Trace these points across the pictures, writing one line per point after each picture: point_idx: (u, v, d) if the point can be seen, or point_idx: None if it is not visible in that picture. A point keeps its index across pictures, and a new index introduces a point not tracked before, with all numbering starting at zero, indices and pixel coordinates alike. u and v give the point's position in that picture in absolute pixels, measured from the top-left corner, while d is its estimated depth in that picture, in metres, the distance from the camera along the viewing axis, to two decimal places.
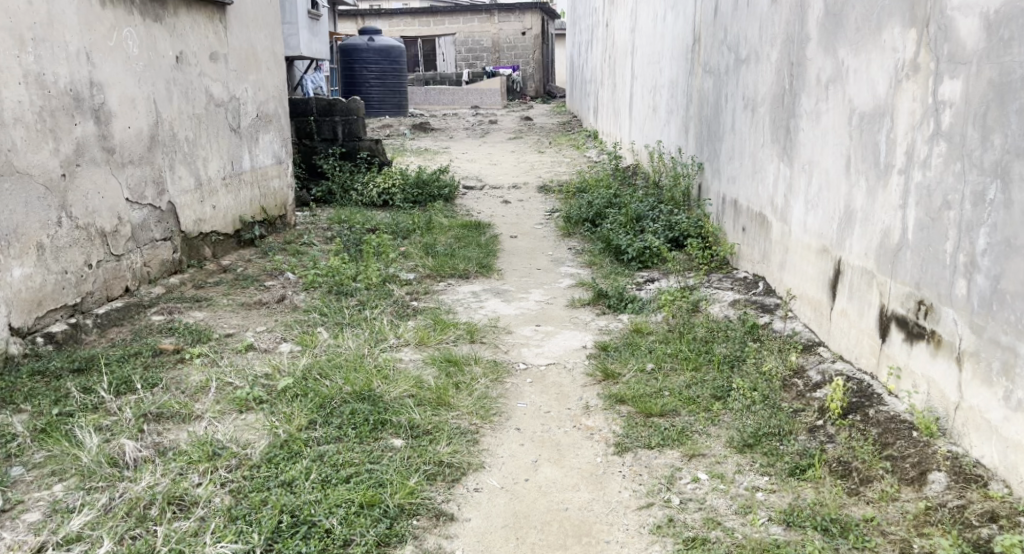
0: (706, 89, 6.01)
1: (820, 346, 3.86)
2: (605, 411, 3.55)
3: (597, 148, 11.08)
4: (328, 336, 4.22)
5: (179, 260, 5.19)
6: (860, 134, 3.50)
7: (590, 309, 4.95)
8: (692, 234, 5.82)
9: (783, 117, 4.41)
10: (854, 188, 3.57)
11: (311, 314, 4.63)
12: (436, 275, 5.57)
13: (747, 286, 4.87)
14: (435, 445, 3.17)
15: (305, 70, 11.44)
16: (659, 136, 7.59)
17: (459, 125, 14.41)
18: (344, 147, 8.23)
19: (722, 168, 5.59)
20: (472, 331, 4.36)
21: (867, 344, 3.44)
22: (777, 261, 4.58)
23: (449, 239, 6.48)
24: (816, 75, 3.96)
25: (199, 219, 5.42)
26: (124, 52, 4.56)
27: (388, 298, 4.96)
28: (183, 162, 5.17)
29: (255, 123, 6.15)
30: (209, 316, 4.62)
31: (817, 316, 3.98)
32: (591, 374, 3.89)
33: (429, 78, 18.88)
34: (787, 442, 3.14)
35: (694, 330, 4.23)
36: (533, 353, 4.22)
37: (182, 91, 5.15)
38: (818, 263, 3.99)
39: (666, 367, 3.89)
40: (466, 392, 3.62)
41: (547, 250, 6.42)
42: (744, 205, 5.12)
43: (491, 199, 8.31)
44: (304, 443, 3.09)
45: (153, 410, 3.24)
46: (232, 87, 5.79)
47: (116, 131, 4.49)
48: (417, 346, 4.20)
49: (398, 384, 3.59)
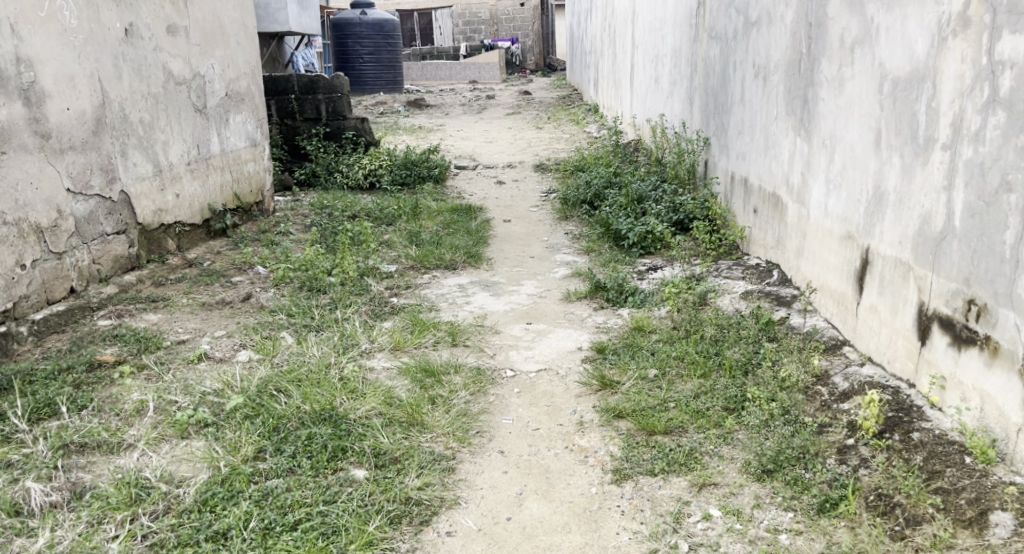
0: (712, 57, 5.50)
1: (846, 347, 3.40)
2: (601, 427, 3.10)
3: (597, 123, 10.56)
4: (293, 342, 3.78)
5: (137, 255, 4.74)
6: (893, 104, 3.01)
7: (586, 303, 4.49)
8: (698, 216, 5.35)
9: (801, 85, 3.92)
10: (885, 165, 3.09)
11: (277, 315, 4.17)
12: (419, 267, 5.11)
13: (760, 275, 4.39)
14: (404, 478, 2.71)
15: (295, 47, 10.95)
16: (662, 110, 7.10)
17: (455, 100, 13.89)
18: (328, 127, 7.72)
19: (731, 145, 5.10)
20: (455, 333, 3.90)
21: (902, 347, 2.97)
22: (794, 247, 4.11)
23: (437, 225, 6.01)
24: (840, 36, 3.46)
25: (161, 209, 4.96)
26: (59, 24, 4.08)
27: (365, 296, 4.50)
28: (138, 147, 4.70)
29: (224, 103, 5.66)
30: (163, 319, 4.17)
31: (841, 311, 3.52)
32: (587, 382, 3.43)
33: (425, 53, 18.46)
34: (814, 468, 2.66)
35: (702, 329, 3.77)
36: (522, 358, 3.76)
37: (133, 67, 4.67)
38: (842, 251, 3.53)
39: (671, 374, 3.43)
40: (442, 408, 3.16)
41: (542, 235, 5.96)
42: (756, 184, 4.65)
43: (484, 179, 7.85)
44: (249, 478, 2.65)
45: (77, 439, 2.82)
46: (196, 63, 5.30)
47: (51, 113, 4.04)
48: (391, 352, 3.74)
49: (366, 399, 3.15)
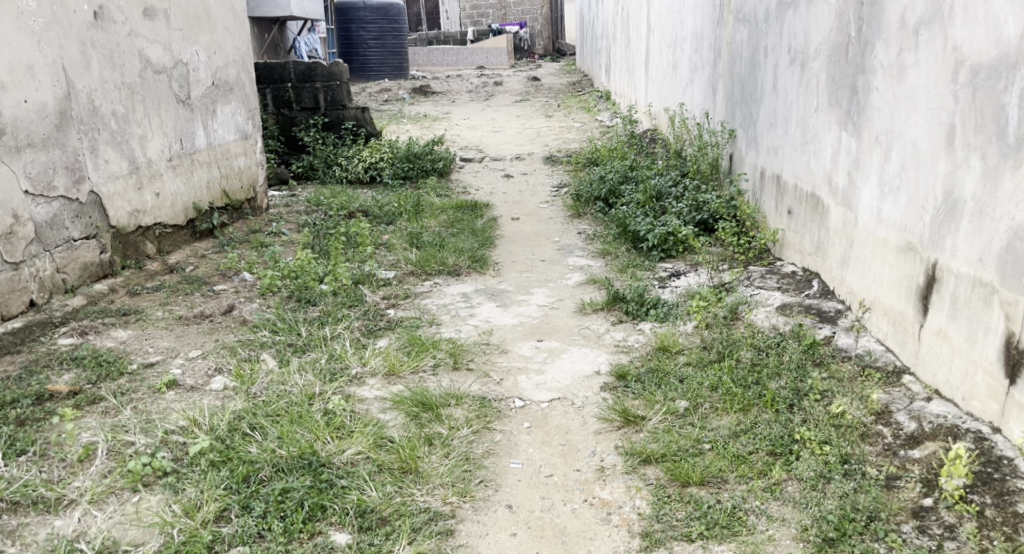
0: (738, 41, 5.04)
1: (906, 375, 3.03)
2: (626, 475, 2.68)
3: (609, 112, 10.08)
4: (274, 365, 3.26)
5: (111, 261, 4.26)
6: (972, 95, 2.74)
7: (604, 316, 4.04)
8: (725, 216, 4.88)
9: (847, 73, 3.48)
10: (960, 167, 2.79)
11: (259, 332, 3.66)
12: (420, 273, 4.67)
13: (798, 285, 3.94)
14: (393, 546, 2.31)
15: (297, 32, 10.49)
16: (680, 98, 6.62)
17: (462, 87, 13.40)
18: (326, 117, 7.26)
19: (761, 138, 4.63)
20: (456, 355, 3.45)
21: (981, 383, 2.67)
22: (838, 256, 3.66)
23: (440, 224, 5.57)
24: (900, 16, 3.08)
25: (138, 210, 4.46)
26: (13, 5, 3.62)
27: (358, 308, 4.06)
28: (110, 143, 4.21)
29: (210, 93, 5.19)
30: (133, 336, 3.63)
31: (900, 333, 3.11)
32: (607, 417, 2.98)
33: (432, 38, 17.96)
34: (888, 540, 2.31)
35: (738, 352, 3.32)
36: (532, 385, 3.31)
37: (104, 54, 4.18)
38: (900, 264, 3.11)
39: (704, 408, 2.99)
40: (440, 452, 2.71)
41: (553, 236, 5.51)
42: (790, 182, 4.20)
43: (491, 172, 7.41)
44: (207, 548, 2.25)
45: (7, 496, 2.40)
46: (178, 49, 4.82)
47: (4, 107, 3.61)
48: (386, 377, 3.28)
49: (352, 439, 2.71)
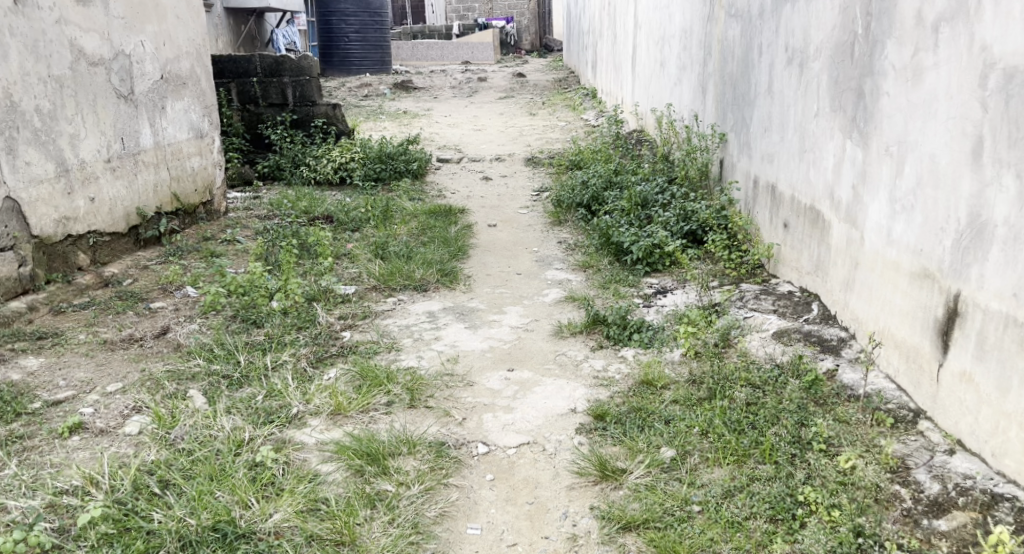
0: (730, 38, 4.64)
1: (925, 421, 2.64)
2: (602, 548, 2.31)
3: (594, 111, 9.67)
4: (201, 404, 2.84)
5: (34, 275, 3.84)
6: (1006, 103, 2.36)
7: (582, 340, 3.63)
8: (715, 227, 4.47)
9: (855, 74, 3.08)
10: (989, 186, 2.41)
11: (192, 360, 3.22)
12: (382, 289, 4.26)
13: (796, 308, 3.55)
14: None
15: (274, 24, 10.03)
16: (669, 98, 6.22)
17: (444, 83, 12.94)
18: (295, 113, 6.78)
19: (754, 143, 4.24)
20: (413, 390, 3.04)
21: (1016, 440, 2.30)
22: (841, 277, 3.27)
23: (409, 232, 5.15)
24: (918, 10, 2.69)
25: (68, 217, 4.03)
26: None
27: (309, 330, 3.63)
28: (33, 142, 3.79)
29: (159, 87, 4.74)
30: (46, 365, 3.21)
31: (914, 370, 2.72)
32: (582, 470, 2.58)
33: (416, 31, 17.52)
34: None
35: (732, 388, 2.92)
36: (499, 426, 2.89)
37: (24, 43, 3.75)
38: (914, 293, 2.72)
39: (694, 457, 2.60)
40: (385, 519, 2.32)
41: (531, 245, 5.11)
42: (786, 193, 3.81)
43: (468, 174, 6.99)
44: None
45: None
46: (119, 38, 4.38)
47: None
48: (331, 418, 2.87)
49: (279, 500, 2.34)
